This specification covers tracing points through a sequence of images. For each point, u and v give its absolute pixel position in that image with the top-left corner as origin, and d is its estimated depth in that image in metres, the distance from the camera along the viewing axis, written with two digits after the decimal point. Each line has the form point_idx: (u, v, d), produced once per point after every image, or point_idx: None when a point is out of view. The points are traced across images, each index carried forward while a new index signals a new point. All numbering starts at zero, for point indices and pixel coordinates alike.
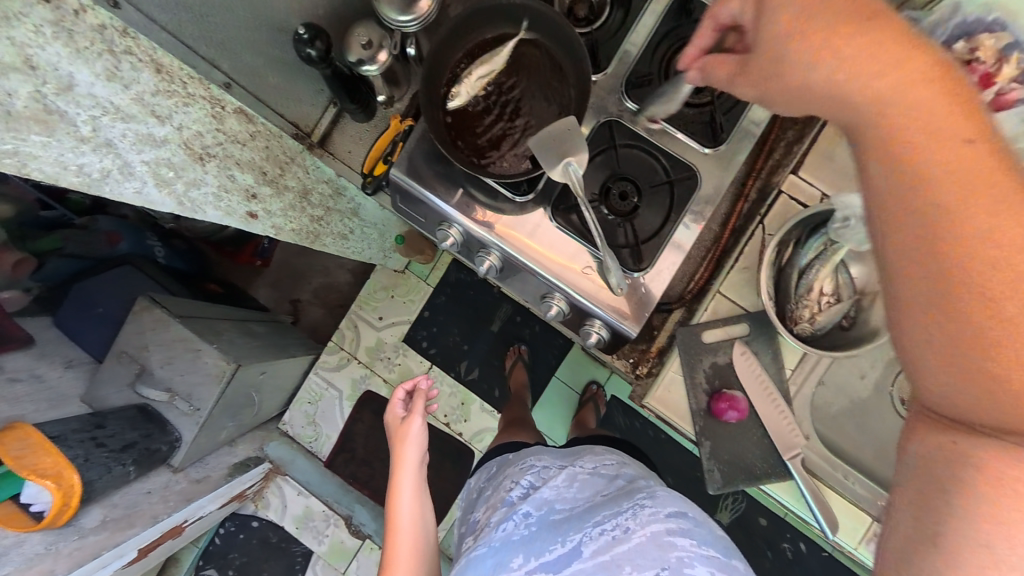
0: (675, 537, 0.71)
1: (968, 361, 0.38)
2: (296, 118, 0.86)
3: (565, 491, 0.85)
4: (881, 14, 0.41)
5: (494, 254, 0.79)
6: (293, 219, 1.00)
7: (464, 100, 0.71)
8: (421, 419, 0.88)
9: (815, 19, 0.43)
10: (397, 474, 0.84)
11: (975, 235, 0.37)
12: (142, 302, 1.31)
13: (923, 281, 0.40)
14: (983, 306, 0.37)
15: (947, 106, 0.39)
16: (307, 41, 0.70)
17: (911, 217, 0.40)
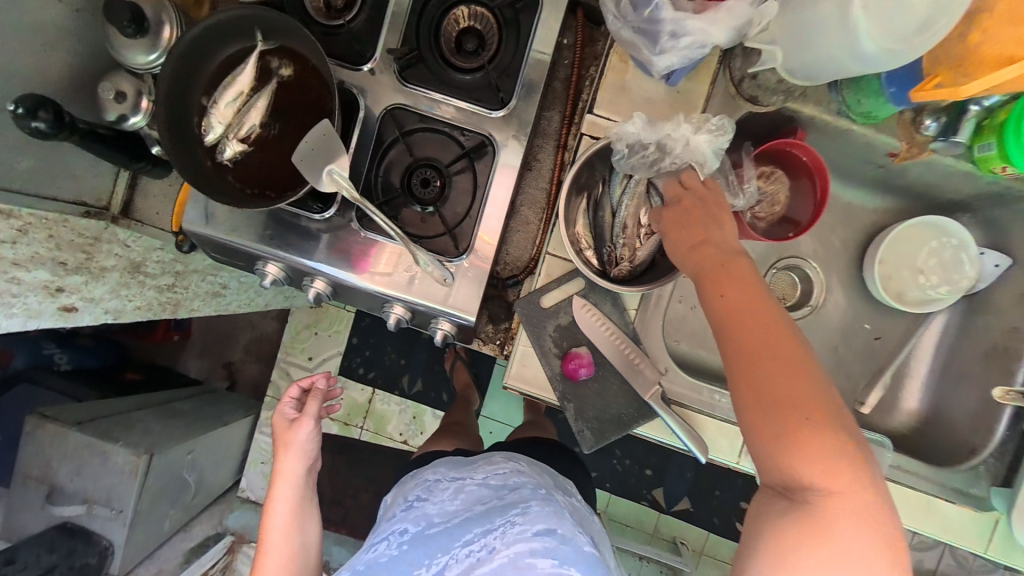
0: (536, 558, 0.66)
1: (771, 448, 0.50)
2: (81, 196, 0.79)
3: (447, 505, 0.80)
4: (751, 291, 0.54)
5: (320, 280, 0.74)
6: (132, 296, 0.94)
7: (220, 131, 0.65)
8: (310, 425, 0.86)
9: (682, 235, 0.58)
10: (274, 484, 0.85)
11: (807, 460, 0.48)
12: (34, 419, 1.23)
13: (763, 430, 0.50)
14: (764, 357, 0.50)
15: (762, 341, 0.51)
16: (27, 115, 0.63)
17: (759, 380, 0.50)
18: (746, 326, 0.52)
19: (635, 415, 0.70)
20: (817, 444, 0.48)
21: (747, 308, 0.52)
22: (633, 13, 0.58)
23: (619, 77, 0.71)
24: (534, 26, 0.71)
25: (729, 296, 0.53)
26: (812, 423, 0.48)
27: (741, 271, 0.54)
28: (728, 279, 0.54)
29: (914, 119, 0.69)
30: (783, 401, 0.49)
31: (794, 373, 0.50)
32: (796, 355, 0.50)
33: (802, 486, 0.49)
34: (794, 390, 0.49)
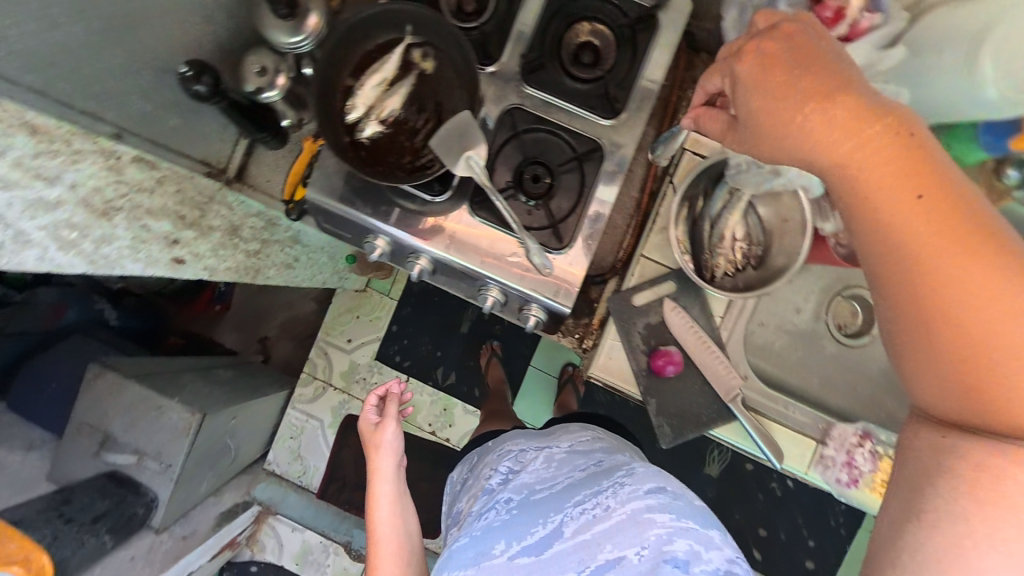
0: (654, 512, 0.67)
1: (943, 345, 0.39)
2: (207, 156, 0.85)
3: (543, 472, 0.87)
4: (874, 127, 0.42)
5: (424, 258, 0.79)
6: (226, 257, 0.99)
7: (362, 112, 0.71)
8: (393, 425, 0.93)
9: (772, 92, 0.47)
10: (372, 483, 0.90)
11: (989, 348, 0.38)
12: (95, 369, 1.27)
13: (916, 317, 0.41)
14: (962, 284, 0.38)
15: (901, 200, 0.41)
16: (193, 78, 0.69)
17: (920, 251, 0.40)
18: (910, 217, 0.41)
19: (713, 417, 0.74)
20: (1002, 319, 0.37)
21: (938, 227, 0.40)
22: None
23: None
24: (651, 46, 0.76)
25: (911, 204, 0.41)
26: (1000, 293, 0.37)
27: (919, 172, 0.41)
28: (898, 180, 0.41)
29: (997, 168, 0.75)
30: (992, 344, 0.37)
31: (1003, 303, 0.37)
32: (1011, 288, 0.37)
33: (1013, 425, 0.37)
34: (1004, 331, 0.37)
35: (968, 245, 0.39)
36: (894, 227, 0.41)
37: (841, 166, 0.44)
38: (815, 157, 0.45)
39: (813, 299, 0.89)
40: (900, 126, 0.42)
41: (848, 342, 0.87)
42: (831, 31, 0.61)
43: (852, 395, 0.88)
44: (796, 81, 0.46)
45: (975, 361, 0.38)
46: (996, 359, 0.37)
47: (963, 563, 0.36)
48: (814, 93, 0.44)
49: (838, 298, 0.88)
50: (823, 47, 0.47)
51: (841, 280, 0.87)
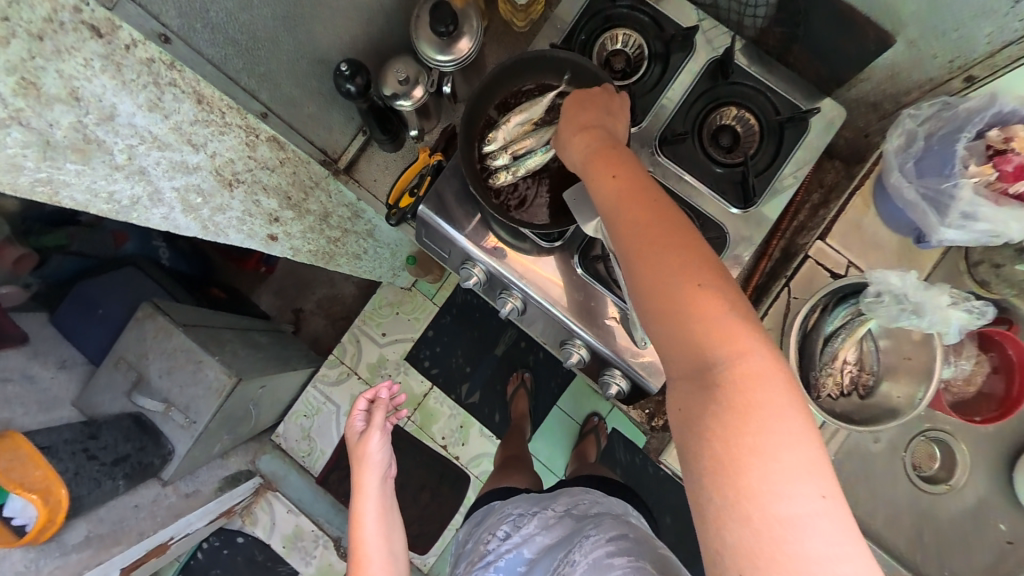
0: (615, 558, 0.66)
1: (677, 342, 0.44)
2: (325, 146, 0.85)
3: (533, 535, 0.84)
4: (616, 156, 0.53)
5: (518, 297, 0.78)
6: (311, 240, 0.99)
7: (500, 146, 0.70)
8: (378, 435, 0.92)
9: (572, 119, 0.59)
10: (358, 501, 0.89)
11: (702, 337, 0.43)
12: (147, 309, 1.28)
13: (651, 307, 0.46)
14: (674, 271, 0.45)
15: (639, 203, 0.49)
16: (348, 76, 0.69)
17: (632, 246, 0.48)
18: (633, 217, 0.48)
19: None
20: (711, 306, 0.43)
21: (670, 231, 0.47)
22: (920, 179, 0.63)
23: (858, 215, 0.74)
24: (796, 146, 0.75)
25: (635, 211, 0.49)
26: (707, 285, 0.44)
27: (634, 183, 0.50)
28: (632, 191, 0.50)
29: None
30: (705, 317, 0.43)
31: (713, 280, 0.45)
32: (708, 266, 0.45)
33: (746, 412, 0.40)
34: (711, 304, 0.43)
35: (685, 237, 0.47)
36: (625, 230, 0.49)
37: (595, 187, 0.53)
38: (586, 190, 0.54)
39: (894, 429, 0.87)
40: (618, 155, 0.54)
41: (925, 487, 0.85)
42: (1006, 186, 0.58)
43: (915, 542, 0.85)
44: (583, 123, 0.58)
45: (694, 330, 0.43)
46: (714, 350, 0.42)
47: (731, 547, 0.38)
48: (581, 127, 0.58)
49: (919, 437, 0.88)
50: (606, 109, 0.61)
51: (926, 420, 0.87)
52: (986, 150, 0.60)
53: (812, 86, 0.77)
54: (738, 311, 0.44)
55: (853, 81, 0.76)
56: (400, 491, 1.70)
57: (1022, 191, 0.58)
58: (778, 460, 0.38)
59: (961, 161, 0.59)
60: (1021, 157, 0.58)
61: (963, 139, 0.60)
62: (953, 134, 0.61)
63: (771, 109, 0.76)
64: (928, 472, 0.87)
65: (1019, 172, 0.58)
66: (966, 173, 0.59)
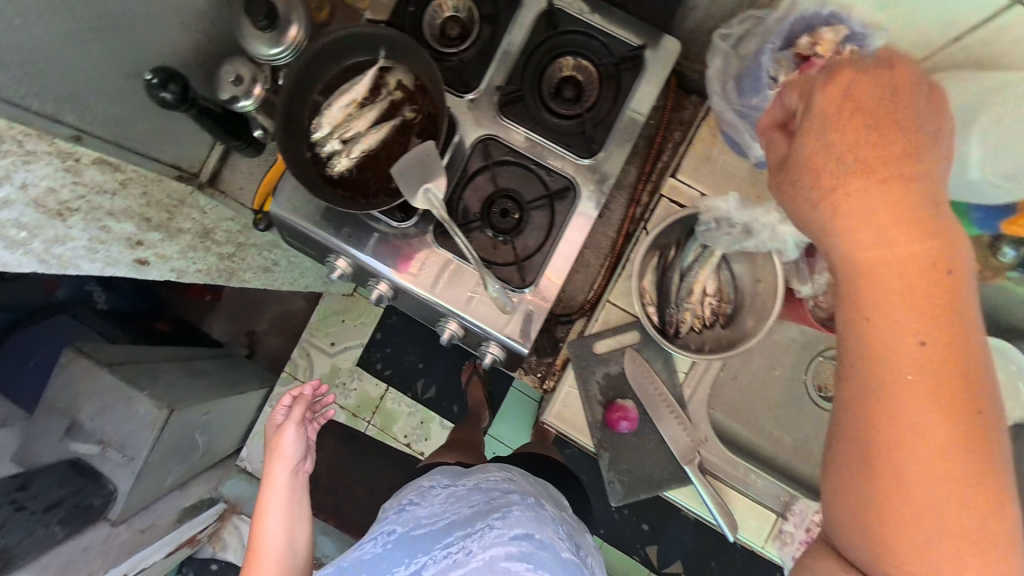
0: (511, 563, 0.65)
1: (859, 412, 0.44)
2: (179, 161, 0.85)
3: (435, 508, 0.83)
4: (897, 133, 0.41)
5: (385, 283, 0.77)
6: (196, 259, 0.97)
7: (327, 132, 0.68)
8: (295, 430, 0.88)
9: (831, 87, 0.43)
10: (264, 494, 0.85)
11: (886, 411, 0.42)
12: (71, 353, 1.27)
13: (869, 368, 0.43)
14: (943, 349, 0.41)
15: (878, 212, 0.42)
16: (159, 85, 0.67)
17: (870, 296, 0.43)
18: (892, 251, 0.42)
19: (668, 477, 0.70)
20: (925, 374, 0.41)
21: (903, 277, 0.42)
22: (739, 98, 0.62)
23: (708, 146, 0.73)
24: (635, 87, 0.73)
25: (915, 261, 0.41)
26: (919, 347, 0.41)
27: (933, 223, 0.41)
28: (911, 226, 0.41)
29: (992, 244, 0.69)
30: (943, 401, 0.41)
31: (962, 352, 0.41)
32: (971, 336, 0.42)
33: (895, 480, 0.42)
34: (940, 384, 0.41)
35: (947, 293, 0.41)
36: (868, 263, 0.43)
37: (849, 206, 0.42)
38: (807, 174, 0.45)
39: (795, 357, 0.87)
40: (914, 147, 0.42)
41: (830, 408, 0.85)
42: None
43: None
44: (840, 98, 0.43)
45: (965, 417, 0.40)
46: (906, 422, 0.41)
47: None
48: (850, 98, 0.43)
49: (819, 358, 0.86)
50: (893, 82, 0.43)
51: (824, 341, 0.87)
52: (796, 58, 0.58)
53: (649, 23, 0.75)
54: (969, 367, 0.41)
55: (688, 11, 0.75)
56: (371, 495, 1.70)
57: None
58: (917, 519, 0.41)
59: (770, 73, 0.58)
60: (823, 61, 0.56)
61: (768, 52, 0.58)
62: (762, 47, 0.59)
63: (606, 54, 0.75)
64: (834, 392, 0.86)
65: None
66: (775, 86, 0.58)
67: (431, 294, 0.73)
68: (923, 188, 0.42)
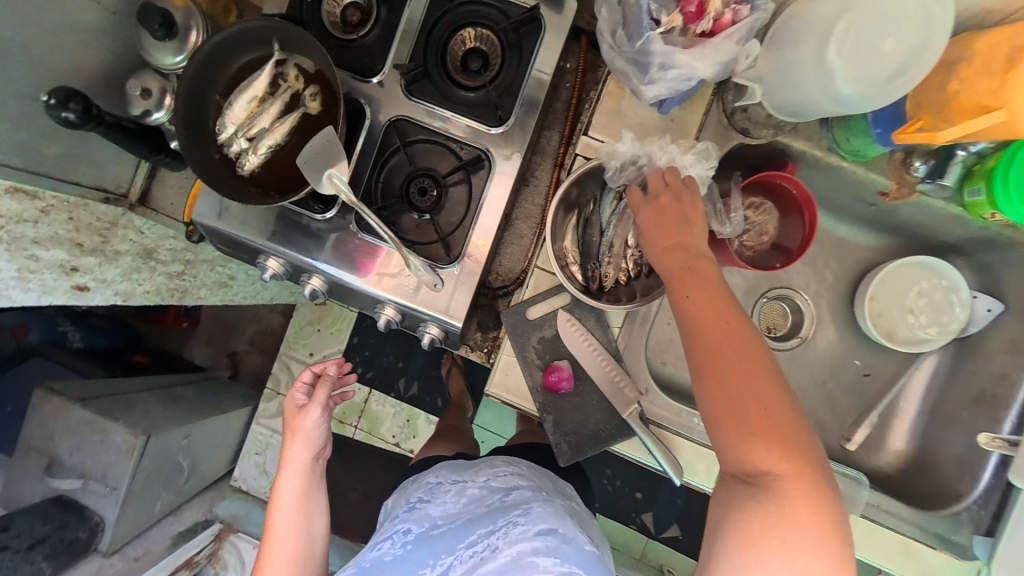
0: (538, 557, 0.68)
1: (723, 430, 0.51)
2: (103, 182, 0.85)
3: (450, 507, 0.83)
4: (690, 221, 0.60)
5: (317, 277, 0.78)
6: (142, 280, 0.98)
7: (233, 131, 0.69)
8: (317, 412, 0.87)
9: (657, 226, 0.61)
10: (281, 472, 0.86)
11: (743, 421, 0.50)
12: (41, 393, 1.27)
13: (723, 405, 0.52)
14: (733, 348, 0.52)
15: (712, 324, 0.54)
16: (58, 105, 0.67)
17: (708, 337, 0.53)
18: (714, 313, 0.54)
19: (612, 433, 0.71)
20: (757, 385, 0.51)
21: (720, 304, 0.54)
22: (627, 44, 0.61)
23: (616, 101, 0.73)
24: (536, 50, 0.74)
25: (695, 293, 0.55)
26: (750, 358, 0.52)
27: (700, 268, 0.57)
28: (682, 256, 0.58)
29: (904, 160, 0.71)
30: (739, 390, 0.51)
31: (750, 354, 0.52)
32: (753, 347, 0.53)
33: (757, 471, 0.49)
34: (735, 372, 0.51)
35: (729, 314, 0.54)
36: (698, 310, 0.55)
37: (656, 256, 0.60)
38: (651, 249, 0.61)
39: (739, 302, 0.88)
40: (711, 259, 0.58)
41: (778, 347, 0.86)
42: (695, 28, 0.57)
43: None
44: (678, 217, 0.60)
45: (755, 404, 0.50)
46: (757, 425, 0.50)
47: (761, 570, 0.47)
48: (665, 207, 0.61)
49: (763, 300, 0.87)
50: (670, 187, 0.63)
51: (766, 283, 0.87)
52: None
53: None
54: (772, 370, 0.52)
55: None
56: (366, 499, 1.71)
57: (709, 28, 0.57)
58: (789, 501, 0.48)
59: (651, 15, 0.58)
60: None
61: None
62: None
63: (505, 20, 0.75)
64: (782, 331, 0.87)
65: (701, 10, 0.57)
66: (657, 26, 0.58)
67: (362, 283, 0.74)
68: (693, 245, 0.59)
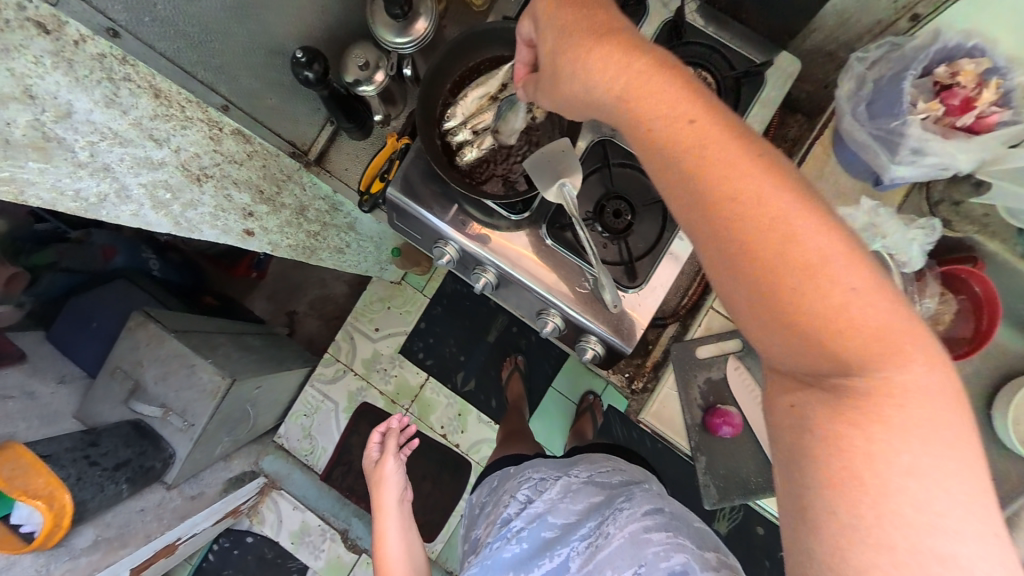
0: (651, 533, 0.67)
1: None
2: (293, 138, 0.86)
3: (553, 496, 0.81)
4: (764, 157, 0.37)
5: (490, 271, 0.79)
6: (289, 234, 1.00)
7: (460, 121, 0.72)
8: (394, 459, 0.92)
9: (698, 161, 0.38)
10: (379, 523, 0.87)
11: None
12: (138, 317, 1.30)
13: None
14: (808, 257, 0.34)
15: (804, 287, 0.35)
16: (305, 63, 0.70)
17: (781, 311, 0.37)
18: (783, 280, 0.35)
19: (763, 487, 0.71)
20: None
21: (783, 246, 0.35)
22: (871, 120, 0.64)
23: (819, 164, 0.75)
24: (751, 102, 0.76)
25: (755, 171, 0.37)
26: None
27: (740, 145, 0.38)
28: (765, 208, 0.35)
29: None
30: (863, 345, 0.34)
31: (811, 249, 0.34)
32: None
33: None
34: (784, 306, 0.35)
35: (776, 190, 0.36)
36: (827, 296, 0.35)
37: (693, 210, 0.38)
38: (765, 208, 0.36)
39: None
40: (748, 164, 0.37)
41: None
42: (953, 120, 0.59)
43: None
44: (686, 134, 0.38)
45: None
46: None
47: None
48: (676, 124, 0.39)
49: None
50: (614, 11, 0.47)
51: None
52: (934, 87, 0.60)
53: (768, 41, 0.78)
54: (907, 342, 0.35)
55: (805, 32, 0.78)
56: None
57: (969, 123, 0.59)
58: None
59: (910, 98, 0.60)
60: (967, 90, 0.58)
61: (912, 76, 0.60)
62: (901, 74, 0.61)
63: (728, 68, 0.76)
64: None
65: (966, 105, 0.58)
66: (914, 111, 0.60)
67: (540, 285, 0.75)
68: (733, 121, 0.39)
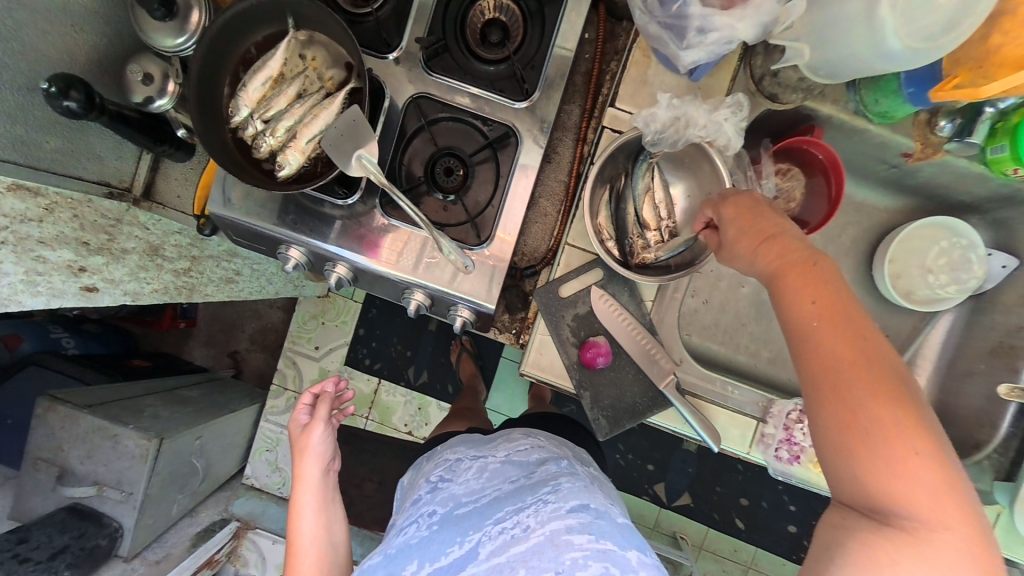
0: (572, 534, 0.65)
1: None
2: (104, 176, 0.79)
3: (473, 484, 0.82)
4: (813, 264, 0.54)
5: (342, 266, 0.76)
6: (151, 279, 0.95)
7: (246, 114, 0.65)
8: (321, 428, 0.86)
9: (754, 232, 0.59)
10: (296, 493, 0.83)
11: None
12: (45, 402, 1.21)
13: None
14: (843, 357, 0.49)
15: (821, 337, 0.50)
16: (59, 94, 0.62)
17: (823, 368, 0.50)
18: (817, 335, 0.50)
19: (651, 405, 0.74)
20: None
21: (828, 318, 0.50)
22: (660, 8, 0.59)
23: (642, 71, 0.72)
24: (559, 18, 0.71)
25: (828, 295, 0.52)
26: None
27: (824, 276, 0.53)
28: (794, 279, 0.54)
29: (930, 120, 0.73)
30: (863, 412, 0.47)
31: (871, 358, 0.48)
32: None
33: None
34: (863, 376, 0.48)
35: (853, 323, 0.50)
36: (819, 346, 0.50)
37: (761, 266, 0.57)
38: (785, 297, 0.53)
39: None
40: (813, 270, 0.53)
41: None
42: None
43: None
44: (762, 237, 0.58)
45: None
46: None
47: None
48: (771, 236, 0.57)
49: None
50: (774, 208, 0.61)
51: None
52: None
53: None
54: (895, 389, 0.47)
55: None
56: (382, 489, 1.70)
57: None
58: None
59: None
60: None
61: None
62: None
63: None
64: None
65: None
66: None
67: (395, 270, 0.73)
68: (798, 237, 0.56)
